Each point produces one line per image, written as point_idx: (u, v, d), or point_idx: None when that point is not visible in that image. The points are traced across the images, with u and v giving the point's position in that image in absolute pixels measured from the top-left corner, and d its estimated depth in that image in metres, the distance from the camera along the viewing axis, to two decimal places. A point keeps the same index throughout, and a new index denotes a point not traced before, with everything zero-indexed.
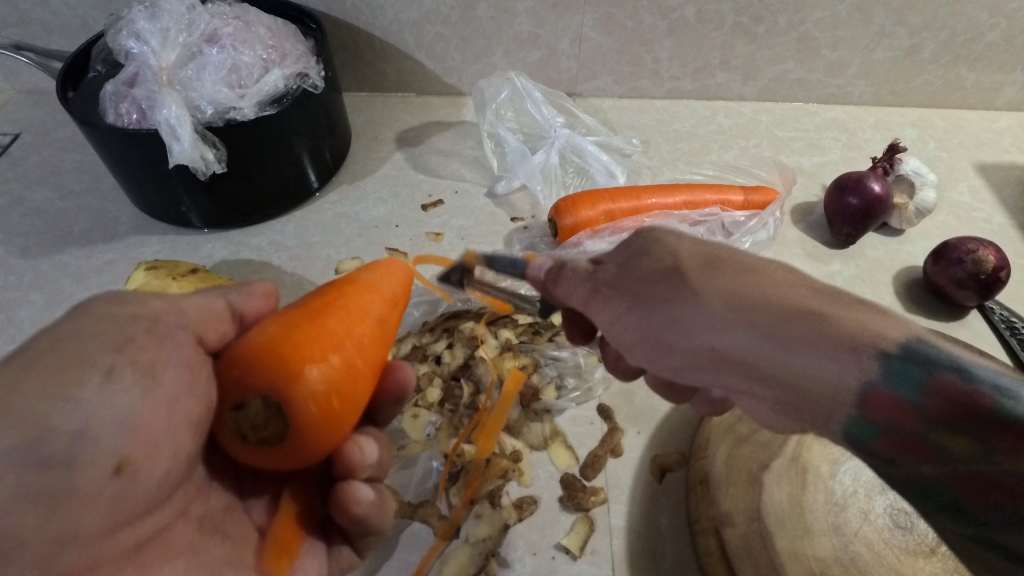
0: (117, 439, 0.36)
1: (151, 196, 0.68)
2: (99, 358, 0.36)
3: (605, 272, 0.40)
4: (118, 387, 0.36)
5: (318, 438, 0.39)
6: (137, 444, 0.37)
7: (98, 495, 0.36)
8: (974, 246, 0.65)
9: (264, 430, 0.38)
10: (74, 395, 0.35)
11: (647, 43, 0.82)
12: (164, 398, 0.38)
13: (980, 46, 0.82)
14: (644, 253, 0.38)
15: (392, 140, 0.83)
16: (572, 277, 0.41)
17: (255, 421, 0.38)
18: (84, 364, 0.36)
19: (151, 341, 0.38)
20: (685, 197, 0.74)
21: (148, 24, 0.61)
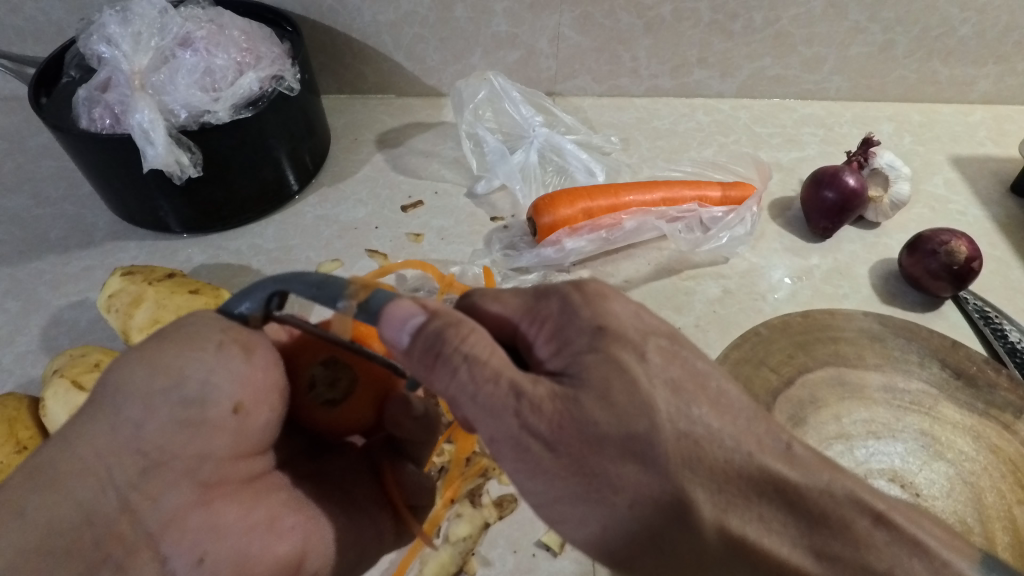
0: (232, 390, 0.39)
1: (127, 201, 0.67)
2: (209, 334, 0.39)
3: (539, 421, 0.32)
4: (227, 356, 0.38)
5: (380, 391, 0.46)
6: (253, 391, 0.40)
7: (219, 426, 0.39)
8: (947, 237, 0.66)
9: (335, 386, 0.45)
10: (199, 356, 0.38)
11: (625, 42, 0.82)
12: (260, 367, 0.40)
13: (953, 40, 0.83)
14: (606, 400, 0.33)
15: (372, 142, 0.83)
16: (503, 424, 0.33)
17: (334, 377, 0.45)
18: (199, 338, 0.39)
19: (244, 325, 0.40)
20: (664, 194, 0.75)
21: (120, 28, 0.61)
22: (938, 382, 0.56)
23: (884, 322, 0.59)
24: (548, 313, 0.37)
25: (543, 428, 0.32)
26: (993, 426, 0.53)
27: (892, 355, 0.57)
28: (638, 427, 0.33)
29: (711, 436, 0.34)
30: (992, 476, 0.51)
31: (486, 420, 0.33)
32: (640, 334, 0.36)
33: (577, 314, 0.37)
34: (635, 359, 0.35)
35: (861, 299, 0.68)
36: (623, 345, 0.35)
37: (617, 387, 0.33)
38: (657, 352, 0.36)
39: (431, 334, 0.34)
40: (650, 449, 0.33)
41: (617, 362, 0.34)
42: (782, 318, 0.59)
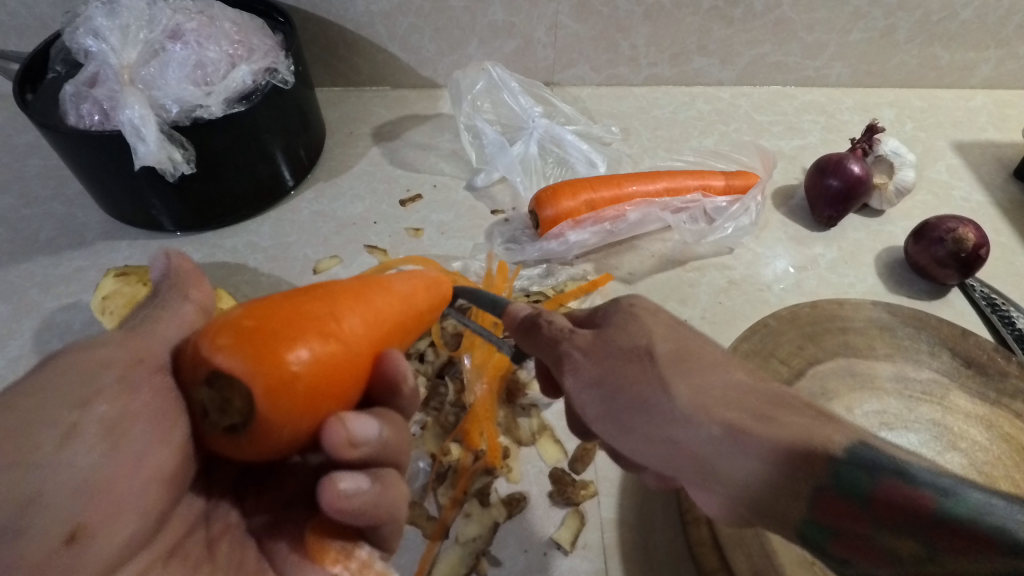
0: (74, 504, 0.34)
1: (119, 199, 0.65)
2: (59, 416, 0.35)
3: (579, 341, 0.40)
4: (82, 446, 0.35)
5: (286, 421, 0.33)
6: (96, 508, 0.34)
7: (43, 564, 0.32)
8: (954, 224, 0.65)
9: (227, 414, 0.32)
10: (31, 459, 0.34)
11: (624, 30, 0.81)
12: (128, 459, 0.36)
13: (955, 24, 0.82)
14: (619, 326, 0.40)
15: (368, 136, 0.81)
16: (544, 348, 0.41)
17: (224, 402, 0.32)
18: (39, 426, 0.34)
19: (125, 392, 0.36)
20: (666, 184, 0.73)
21: (107, 20, 0.59)
22: (948, 371, 0.55)
23: (893, 311, 0.59)
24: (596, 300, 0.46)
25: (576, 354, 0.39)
26: (1005, 415, 0.53)
27: (902, 345, 0.56)
28: (638, 342, 0.39)
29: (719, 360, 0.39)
30: (1006, 466, 0.50)
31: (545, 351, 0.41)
32: (663, 308, 0.42)
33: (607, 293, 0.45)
34: (651, 316, 0.41)
35: (867, 288, 0.68)
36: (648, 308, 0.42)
37: (628, 326, 0.40)
38: (669, 318, 0.41)
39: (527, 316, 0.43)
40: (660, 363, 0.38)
41: (629, 312, 0.41)
42: (791, 309, 0.58)
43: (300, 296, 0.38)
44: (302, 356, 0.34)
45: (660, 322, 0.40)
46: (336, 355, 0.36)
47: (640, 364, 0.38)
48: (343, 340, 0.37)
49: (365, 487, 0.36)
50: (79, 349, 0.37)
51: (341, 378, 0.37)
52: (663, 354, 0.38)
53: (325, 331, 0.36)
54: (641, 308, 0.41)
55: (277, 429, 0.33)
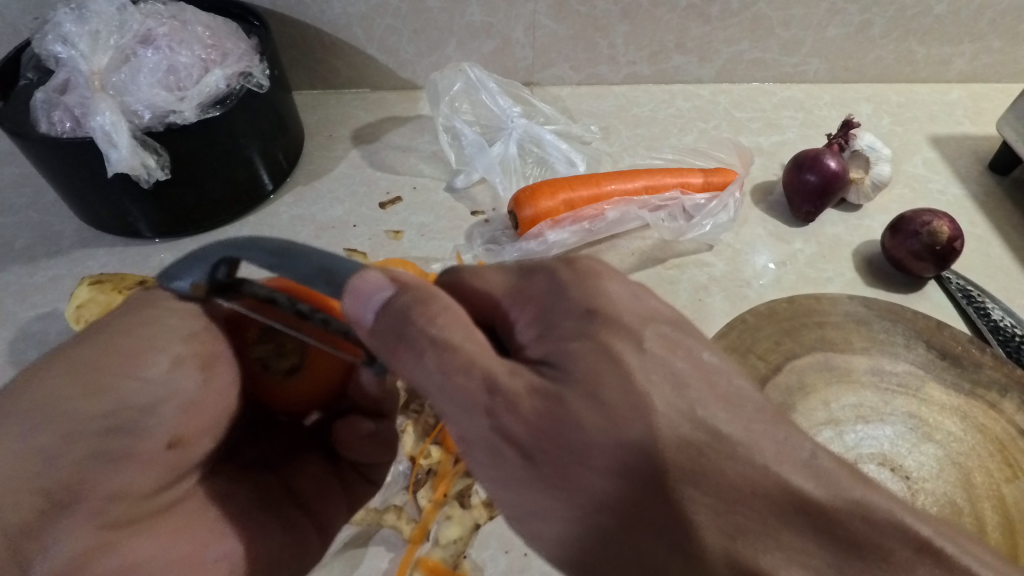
0: (178, 419, 0.41)
1: (94, 206, 0.65)
2: (167, 347, 0.41)
3: (513, 412, 0.31)
4: (182, 372, 0.41)
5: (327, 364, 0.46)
6: (192, 422, 0.42)
7: (155, 460, 0.41)
8: (929, 218, 0.65)
9: (284, 359, 0.46)
10: (143, 374, 0.40)
11: (602, 29, 0.81)
12: (216, 390, 0.43)
13: (929, 19, 0.83)
14: (589, 393, 0.31)
15: (348, 138, 0.81)
16: (473, 423, 0.31)
17: (280, 348, 0.45)
18: (151, 351, 0.40)
19: (212, 336, 0.42)
20: (645, 182, 0.74)
21: (76, 27, 0.58)
22: (924, 363, 0.56)
23: (869, 305, 0.59)
24: (535, 293, 0.36)
25: (519, 433, 0.31)
26: (980, 406, 0.53)
27: (878, 338, 0.57)
28: (629, 423, 0.30)
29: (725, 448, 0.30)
30: (981, 456, 0.51)
31: (465, 416, 0.31)
32: (638, 320, 0.34)
33: (564, 292, 0.35)
34: (633, 353, 0.32)
35: (845, 282, 0.68)
36: (619, 335, 0.33)
37: (607, 383, 0.31)
38: (658, 341, 0.33)
39: (397, 311, 0.33)
40: (629, 449, 0.30)
41: (609, 355, 0.32)
42: (768, 305, 0.58)
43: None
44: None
45: (647, 370, 0.32)
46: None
47: (616, 457, 0.30)
48: None
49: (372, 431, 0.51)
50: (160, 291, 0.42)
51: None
52: (647, 449, 0.30)
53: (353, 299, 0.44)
54: (619, 344, 0.32)
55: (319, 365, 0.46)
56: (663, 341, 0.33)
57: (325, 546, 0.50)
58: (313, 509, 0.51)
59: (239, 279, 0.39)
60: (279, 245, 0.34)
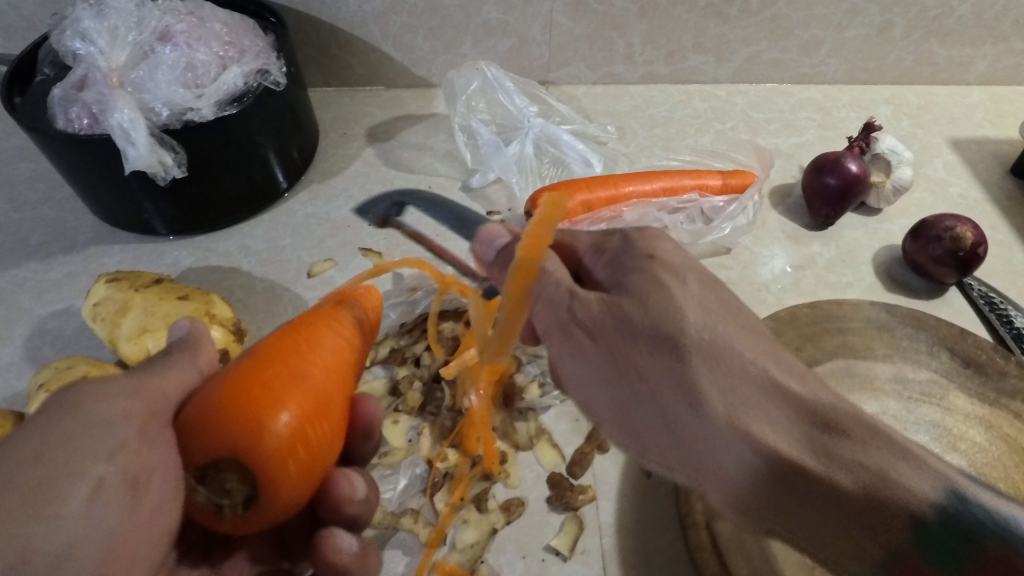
0: (95, 557, 0.37)
1: (110, 203, 0.65)
2: (90, 472, 0.37)
3: (583, 312, 0.43)
4: (104, 503, 0.37)
5: (287, 484, 0.39)
6: (113, 564, 0.37)
7: None
8: (953, 223, 0.64)
9: (229, 490, 0.39)
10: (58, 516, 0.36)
11: (619, 27, 0.80)
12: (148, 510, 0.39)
13: (951, 20, 0.82)
14: (642, 302, 0.42)
15: (362, 136, 0.80)
16: (558, 325, 0.45)
17: (223, 487, 0.39)
18: (74, 477, 0.36)
19: (142, 445, 0.38)
20: (664, 183, 0.73)
21: (94, 22, 0.58)
22: (947, 371, 0.55)
23: (891, 311, 0.58)
24: (612, 247, 0.46)
25: (586, 319, 0.43)
26: (1004, 415, 0.53)
27: (900, 345, 0.56)
28: (665, 325, 0.41)
29: (729, 347, 0.40)
30: (1005, 466, 0.50)
31: (546, 314, 0.45)
32: (684, 266, 0.43)
33: (631, 244, 0.45)
34: (673, 280, 0.42)
35: (865, 288, 0.68)
36: (671, 275, 0.43)
37: (652, 298, 0.41)
38: (697, 281, 0.43)
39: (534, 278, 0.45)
40: (667, 339, 0.41)
41: (656, 279, 0.42)
42: (789, 310, 0.58)
43: (259, 366, 0.41)
44: (279, 432, 0.39)
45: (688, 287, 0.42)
46: (316, 422, 0.42)
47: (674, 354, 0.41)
48: (319, 394, 0.43)
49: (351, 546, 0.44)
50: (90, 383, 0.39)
51: (320, 448, 0.42)
52: (672, 331, 0.41)
53: (296, 396, 0.41)
54: (660, 272, 0.43)
55: (281, 502, 0.40)
56: (694, 273, 0.43)
57: None
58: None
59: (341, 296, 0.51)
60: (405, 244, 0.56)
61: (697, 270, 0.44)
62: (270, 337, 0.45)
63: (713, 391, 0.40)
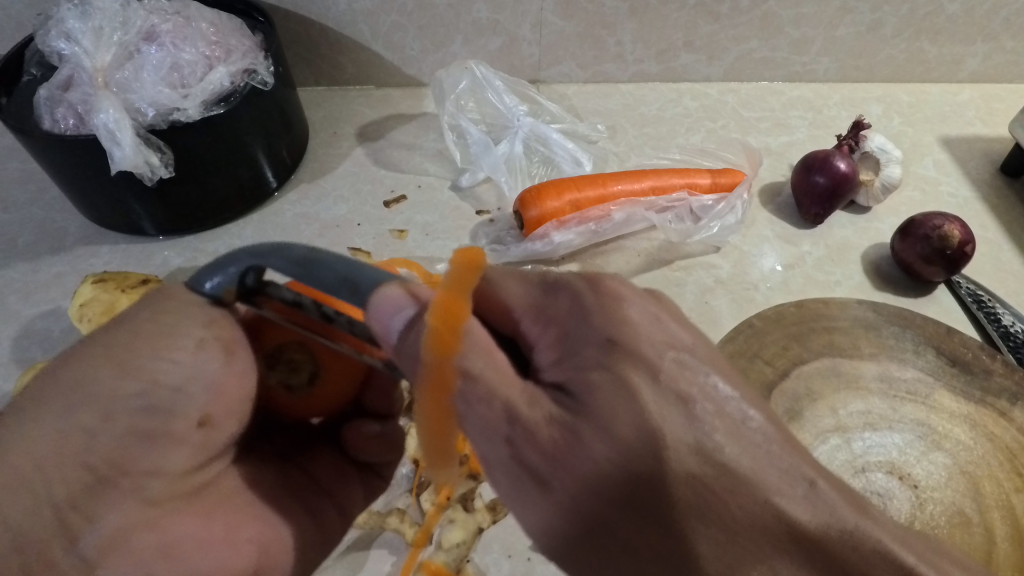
0: (202, 399, 0.39)
1: (98, 204, 0.65)
2: (189, 331, 0.39)
3: (539, 454, 0.31)
4: (206, 356, 0.39)
5: (344, 361, 0.45)
6: (220, 403, 0.40)
7: (183, 439, 0.39)
8: (940, 221, 0.65)
9: (297, 367, 0.44)
10: (175, 357, 0.38)
11: (609, 26, 0.80)
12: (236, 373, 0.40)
13: (941, 19, 0.81)
14: (606, 432, 0.30)
15: (352, 136, 0.80)
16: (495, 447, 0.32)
17: (292, 363, 0.44)
18: (174, 335, 0.38)
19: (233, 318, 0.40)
20: (652, 182, 0.73)
21: (79, 23, 0.58)
22: (933, 369, 0.55)
23: (879, 310, 0.58)
24: (556, 313, 0.34)
25: (540, 463, 0.31)
26: (990, 414, 0.53)
27: (887, 344, 0.56)
28: (641, 458, 0.30)
29: (718, 456, 0.31)
30: (990, 466, 0.50)
31: (484, 442, 0.32)
32: (657, 350, 0.33)
33: (587, 318, 0.33)
34: (642, 377, 0.32)
35: (853, 286, 0.68)
36: (640, 370, 0.32)
37: (611, 405, 0.31)
38: (674, 367, 0.32)
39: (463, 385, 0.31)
40: (616, 477, 0.30)
41: (625, 384, 0.31)
42: (776, 309, 0.58)
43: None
44: None
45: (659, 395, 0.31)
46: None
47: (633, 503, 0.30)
48: None
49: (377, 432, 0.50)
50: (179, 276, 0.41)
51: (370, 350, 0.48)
52: (631, 475, 0.30)
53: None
54: (623, 361, 0.32)
55: (341, 382, 0.46)
56: (658, 346, 0.33)
57: None
58: (333, 493, 0.49)
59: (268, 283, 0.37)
60: (302, 253, 0.34)
61: (661, 330, 0.33)
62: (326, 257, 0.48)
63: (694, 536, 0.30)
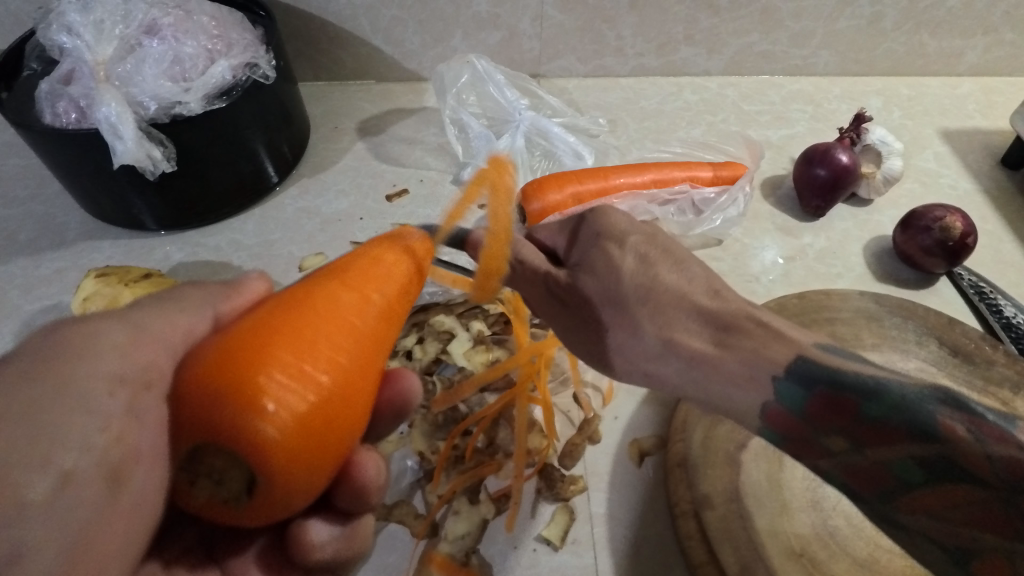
0: (58, 559, 0.33)
1: (99, 198, 0.64)
2: (56, 460, 0.34)
3: (556, 287, 0.47)
4: (79, 490, 0.34)
5: (289, 485, 0.33)
6: (78, 573, 0.33)
7: None
8: (941, 213, 0.65)
9: (222, 481, 0.34)
10: (17, 506, 0.32)
11: (610, 20, 0.80)
12: (128, 503, 0.36)
13: (941, 11, 0.81)
14: (590, 270, 0.45)
15: (353, 130, 0.80)
16: (533, 287, 0.48)
17: (212, 473, 0.33)
18: (38, 464, 0.33)
19: (130, 426, 0.37)
20: (654, 175, 0.73)
21: (80, 16, 0.57)
22: (936, 360, 0.55)
23: (880, 301, 0.59)
24: (572, 224, 0.50)
25: (563, 291, 0.46)
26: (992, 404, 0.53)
27: (889, 334, 0.57)
28: (626, 292, 0.44)
29: (667, 287, 0.43)
30: None
31: (524, 287, 0.48)
32: (625, 232, 0.46)
33: (585, 221, 0.48)
34: (617, 246, 0.45)
35: (854, 278, 0.68)
36: (615, 246, 0.45)
37: (595, 265, 0.45)
38: (638, 256, 0.45)
39: (481, 240, 0.50)
40: (615, 295, 0.44)
41: (604, 251, 0.45)
42: (778, 300, 0.58)
43: (286, 310, 0.37)
44: (289, 405, 0.33)
45: (624, 253, 0.45)
46: (336, 389, 0.36)
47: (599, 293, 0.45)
48: (348, 368, 0.37)
49: (336, 533, 0.42)
50: (66, 347, 0.36)
51: (335, 428, 0.36)
52: (628, 295, 0.44)
53: (307, 353, 0.35)
54: (608, 242, 0.46)
55: (281, 491, 0.33)
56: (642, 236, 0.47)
57: None
58: None
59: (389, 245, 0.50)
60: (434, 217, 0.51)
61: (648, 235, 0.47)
62: (305, 283, 0.40)
63: (688, 332, 0.42)
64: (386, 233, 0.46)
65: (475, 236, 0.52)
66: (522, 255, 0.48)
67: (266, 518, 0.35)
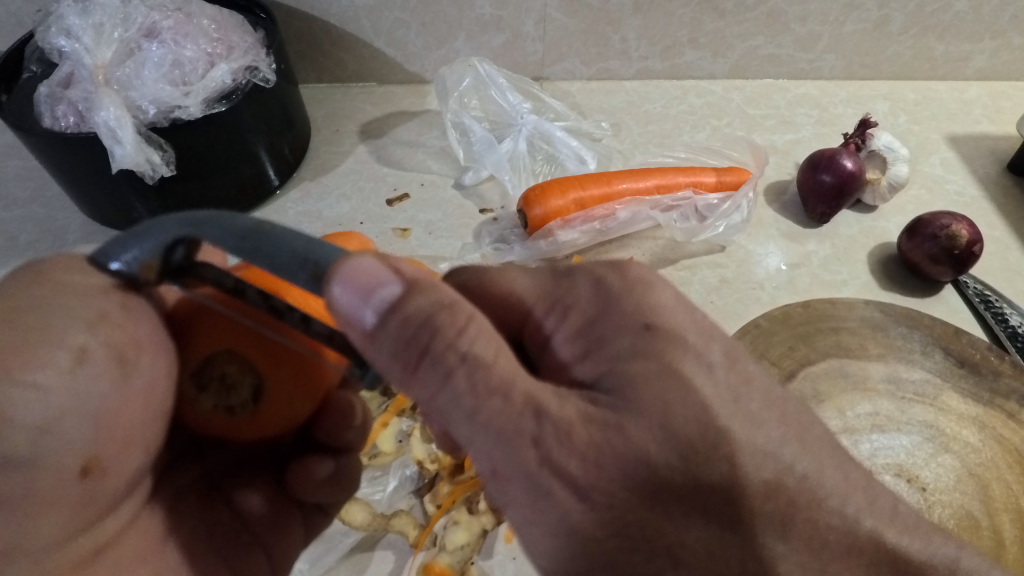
0: (88, 435, 0.36)
1: (99, 201, 0.64)
2: (67, 340, 0.34)
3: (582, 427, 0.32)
4: (91, 372, 0.35)
5: (291, 394, 0.37)
6: (107, 444, 0.37)
7: (61, 496, 0.35)
8: (948, 221, 0.64)
9: (231, 393, 0.36)
10: (37, 382, 0.33)
11: (614, 23, 0.79)
12: (139, 390, 0.36)
13: (948, 16, 0.81)
14: (642, 415, 0.31)
15: (354, 133, 0.80)
16: (517, 455, 0.29)
17: (224, 381, 0.36)
18: (51, 346, 0.33)
19: (129, 322, 0.35)
20: (657, 181, 0.73)
21: (79, 19, 0.57)
22: (941, 371, 0.55)
23: (886, 310, 0.58)
24: (574, 299, 0.36)
25: (569, 463, 0.29)
26: (998, 416, 0.52)
27: (894, 345, 0.56)
28: (681, 432, 0.31)
29: (704, 414, 0.32)
30: (998, 467, 0.50)
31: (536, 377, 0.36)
32: (695, 335, 0.35)
33: (615, 302, 0.35)
34: (693, 364, 0.34)
35: (859, 286, 0.67)
36: (679, 352, 0.34)
37: (672, 405, 0.31)
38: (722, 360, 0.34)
39: (411, 313, 0.30)
40: (691, 451, 0.31)
41: (669, 374, 0.32)
42: (782, 309, 0.57)
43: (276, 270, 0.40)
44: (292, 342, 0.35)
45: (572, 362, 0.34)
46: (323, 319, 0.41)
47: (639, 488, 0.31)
48: (337, 309, 0.41)
49: (331, 471, 0.48)
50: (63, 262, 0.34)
51: (331, 348, 0.40)
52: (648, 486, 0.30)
53: None
54: (651, 331, 0.34)
55: (287, 400, 0.37)
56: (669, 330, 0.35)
57: (330, 551, 0.50)
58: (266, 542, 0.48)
59: (197, 261, 0.33)
60: (250, 224, 0.28)
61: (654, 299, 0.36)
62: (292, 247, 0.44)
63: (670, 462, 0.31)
64: (333, 236, 0.54)
65: (349, 296, 0.28)
66: (547, 324, 0.36)
67: (264, 429, 0.38)
